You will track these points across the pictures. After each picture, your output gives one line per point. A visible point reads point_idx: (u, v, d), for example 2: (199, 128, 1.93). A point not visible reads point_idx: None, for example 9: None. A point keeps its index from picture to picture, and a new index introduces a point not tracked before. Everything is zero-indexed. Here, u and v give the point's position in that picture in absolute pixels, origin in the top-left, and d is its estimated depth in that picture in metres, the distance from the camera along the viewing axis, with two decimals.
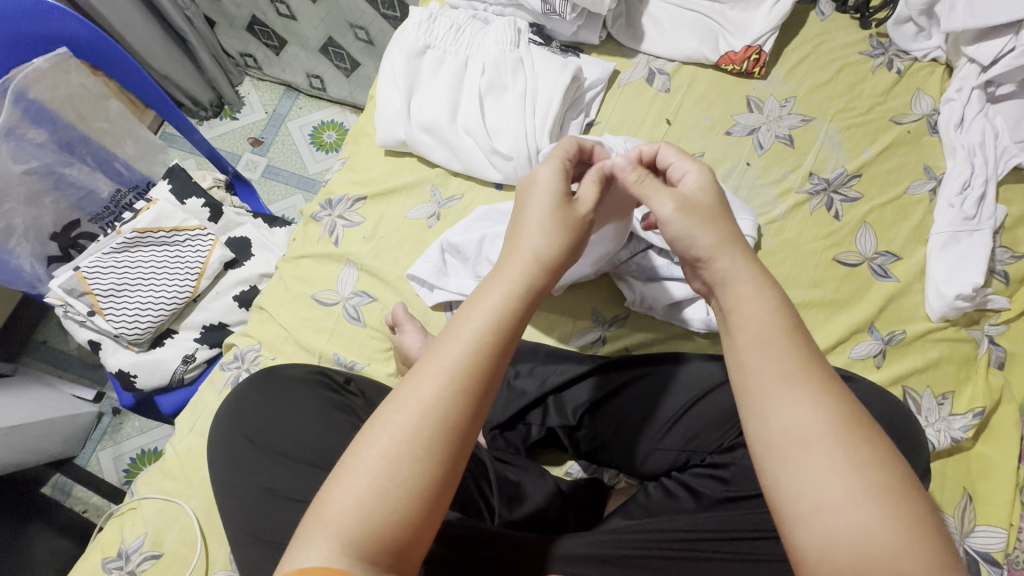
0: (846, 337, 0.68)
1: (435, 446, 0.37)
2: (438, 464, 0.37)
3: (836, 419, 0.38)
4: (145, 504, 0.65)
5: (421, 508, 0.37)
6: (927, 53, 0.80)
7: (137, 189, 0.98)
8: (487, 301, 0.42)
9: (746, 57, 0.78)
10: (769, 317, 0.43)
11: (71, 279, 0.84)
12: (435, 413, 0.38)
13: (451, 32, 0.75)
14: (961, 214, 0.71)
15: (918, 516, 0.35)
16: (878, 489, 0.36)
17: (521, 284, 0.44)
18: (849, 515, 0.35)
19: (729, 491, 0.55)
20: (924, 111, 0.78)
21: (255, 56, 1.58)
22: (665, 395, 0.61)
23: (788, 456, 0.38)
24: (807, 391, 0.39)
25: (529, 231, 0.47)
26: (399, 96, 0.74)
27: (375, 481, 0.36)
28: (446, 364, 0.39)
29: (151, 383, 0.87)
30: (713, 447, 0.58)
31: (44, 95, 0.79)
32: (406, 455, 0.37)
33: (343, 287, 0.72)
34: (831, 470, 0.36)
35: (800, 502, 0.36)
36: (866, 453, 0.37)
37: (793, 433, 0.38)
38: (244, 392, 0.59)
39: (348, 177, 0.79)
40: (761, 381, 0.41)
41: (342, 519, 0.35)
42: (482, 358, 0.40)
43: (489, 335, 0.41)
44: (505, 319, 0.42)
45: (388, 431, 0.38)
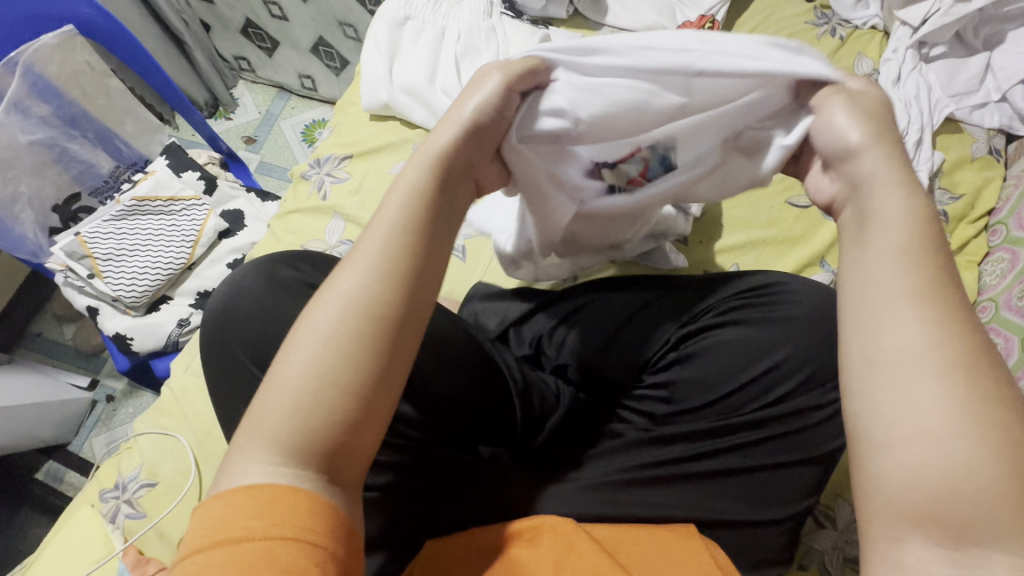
0: (799, 270, 0.74)
1: (364, 341, 0.36)
2: (367, 358, 0.36)
3: (965, 347, 0.31)
4: (141, 439, 0.69)
5: (352, 413, 0.35)
6: (866, 21, 0.88)
7: (134, 166, 1.02)
8: (397, 189, 0.40)
9: (700, 26, 0.85)
10: (912, 221, 0.35)
11: (73, 243, 0.89)
12: (362, 306, 0.36)
13: (429, 5, 0.82)
14: None
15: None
16: (987, 426, 0.29)
17: (432, 171, 0.41)
18: (937, 447, 0.29)
19: (670, 410, 0.55)
20: (866, 71, 0.86)
21: (248, 58, 1.66)
22: (598, 321, 0.61)
23: (882, 381, 0.32)
24: (934, 311, 0.32)
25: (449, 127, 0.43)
26: (381, 62, 0.80)
27: (307, 374, 0.35)
28: (366, 255, 0.38)
29: (146, 345, 0.90)
30: (646, 367, 0.58)
31: (51, 71, 0.85)
32: (333, 351, 0.35)
33: (330, 237, 0.77)
34: (927, 394, 0.30)
35: (878, 425, 0.31)
36: (983, 389, 0.30)
37: (889, 354, 0.32)
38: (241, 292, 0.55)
39: (335, 141, 0.85)
40: (881, 293, 0.34)
41: (274, 428, 0.34)
42: (406, 247, 0.38)
43: (400, 227, 0.39)
44: (422, 204, 0.40)
45: (312, 330, 0.36)
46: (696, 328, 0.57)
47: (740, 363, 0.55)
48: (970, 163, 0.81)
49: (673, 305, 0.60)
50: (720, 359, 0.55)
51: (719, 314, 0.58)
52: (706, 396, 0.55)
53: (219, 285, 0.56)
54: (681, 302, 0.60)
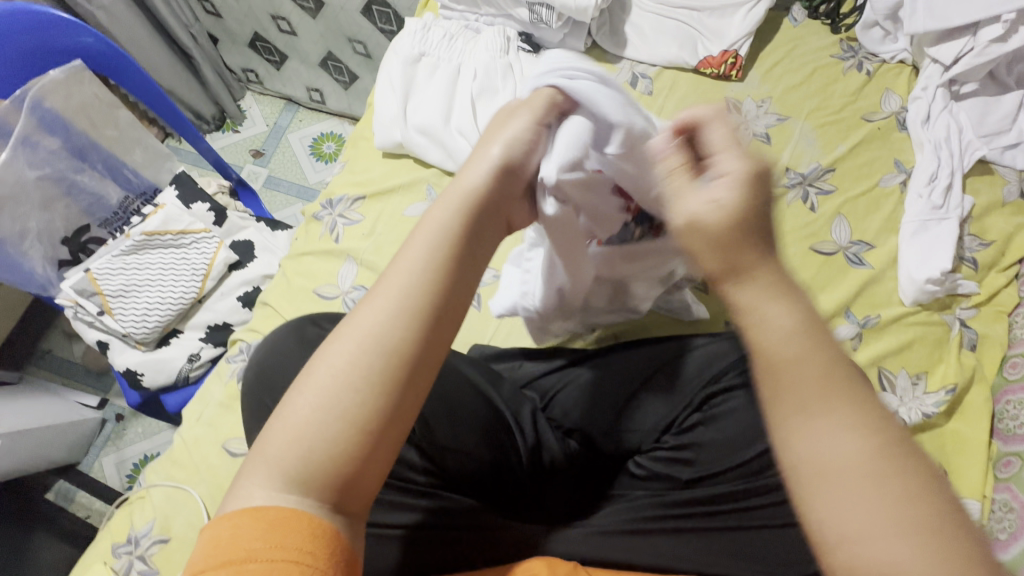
0: (823, 321, 0.72)
1: (374, 377, 0.38)
2: (381, 396, 0.38)
3: (874, 445, 0.32)
4: (154, 491, 0.68)
5: (365, 447, 0.37)
6: (895, 55, 0.85)
7: (144, 196, 1.00)
8: (424, 229, 0.43)
9: (723, 61, 0.83)
10: (799, 325, 0.35)
11: (82, 281, 0.87)
12: (375, 336, 0.39)
13: (444, 41, 0.80)
14: (929, 203, 0.75)
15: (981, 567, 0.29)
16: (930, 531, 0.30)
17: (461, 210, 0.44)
18: (900, 562, 0.29)
19: (694, 472, 0.57)
20: (893, 109, 0.83)
21: (256, 70, 1.64)
22: (621, 373, 0.65)
23: (831, 495, 0.32)
24: (841, 414, 0.33)
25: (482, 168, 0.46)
26: (395, 100, 0.78)
27: (317, 401, 0.37)
28: (382, 291, 0.41)
29: (157, 381, 0.90)
30: (666, 426, 0.61)
31: (58, 104, 0.83)
32: (347, 385, 0.38)
33: (343, 282, 0.75)
34: (876, 501, 0.31)
35: (841, 542, 0.31)
36: (914, 489, 0.31)
37: (825, 459, 0.33)
38: (274, 345, 0.57)
39: (347, 179, 0.83)
40: (799, 398, 0.34)
41: (281, 456, 0.36)
42: (429, 280, 0.41)
43: (426, 262, 0.42)
44: (452, 238, 0.43)
45: (325, 362, 0.39)
46: (716, 389, 0.60)
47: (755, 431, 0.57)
48: (1001, 208, 0.78)
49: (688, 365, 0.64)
50: (743, 423, 0.58)
51: (738, 376, 0.60)
52: (728, 457, 0.57)
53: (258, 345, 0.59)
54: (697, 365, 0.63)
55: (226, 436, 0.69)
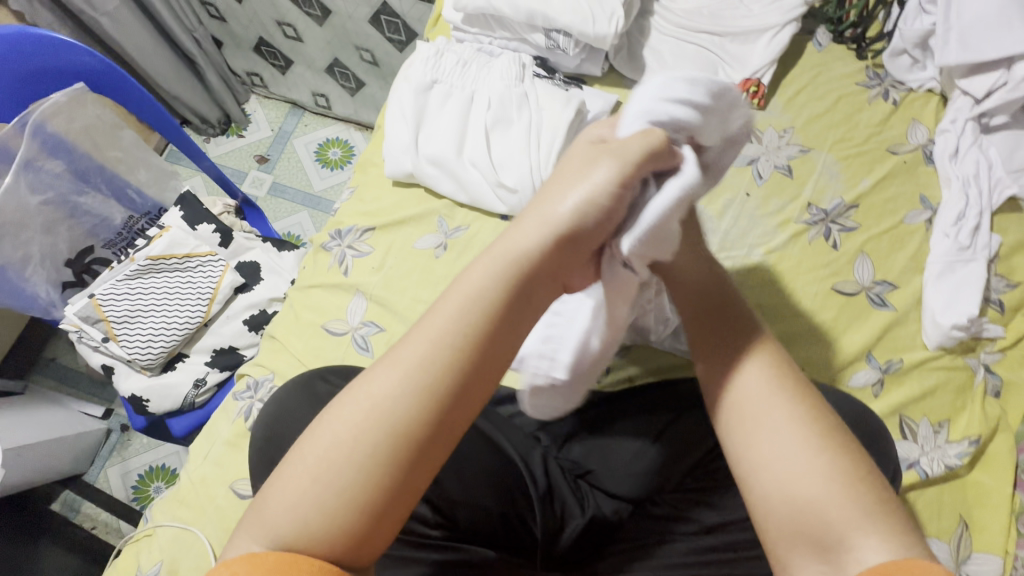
0: (845, 365, 0.70)
1: (383, 454, 0.38)
2: (389, 473, 0.37)
3: (772, 378, 0.46)
4: (161, 531, 0.67)
5: (365, 521, 0.37)
6: (922, 83, 0.83)
7: (149, 215, 0.99)
8: (455, 295, 0.42)
9: (744, 89, 0.80)
10: (711, 289, 0.54)
11: (87, 307, 0.86)
12: (383, 410, 0.38)
13: (457, 67, 0.78)
14: (956, 244, 0.73)
15: (850, 468, 0.40)
16: (815, 443, 0.41)
17: (509, 271, 0.42)
18: (788, 467, 0.41)
19: (718, 517, 0.56)
20: (920, 141, 0.80)
21: (261, 75, 1.60)
22: (642, 418, 0.63)
23: (745, 425, 0.44)
24: (750, 359, 0.47)
25: (540, 220, 0.44)
26: (406, 130, 0.76)
27: (317, 468, 0.37)
28: (403, 359, 0.40)
29: (163, 407, 0.89)
30: (692, 467, 0.59)
31: (61, 128, 0.81)
32: (347, 463, 0.37)
33: (352, 317, 0.74)
34: (774, 427, 0.43)
35: (749, 458, 0.43)
36: (804, 416, 0.43)
37: (740, 397, 0.46)
38: (283, 402, 0.59)
39: (356, 208, 0.81)
40: (718, 349, 0.50)
41: (277, 519, 0.36)
42: (443, 355, 0.40)
43: (450, 334, 0.40)
44: (480, 311, 0.41)
45: (332, 429, 0.38)
46: None
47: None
48: None
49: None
50: None
51: None
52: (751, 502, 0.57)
53: (272, 395, 0.61)
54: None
55: (233, 476, 0.68)
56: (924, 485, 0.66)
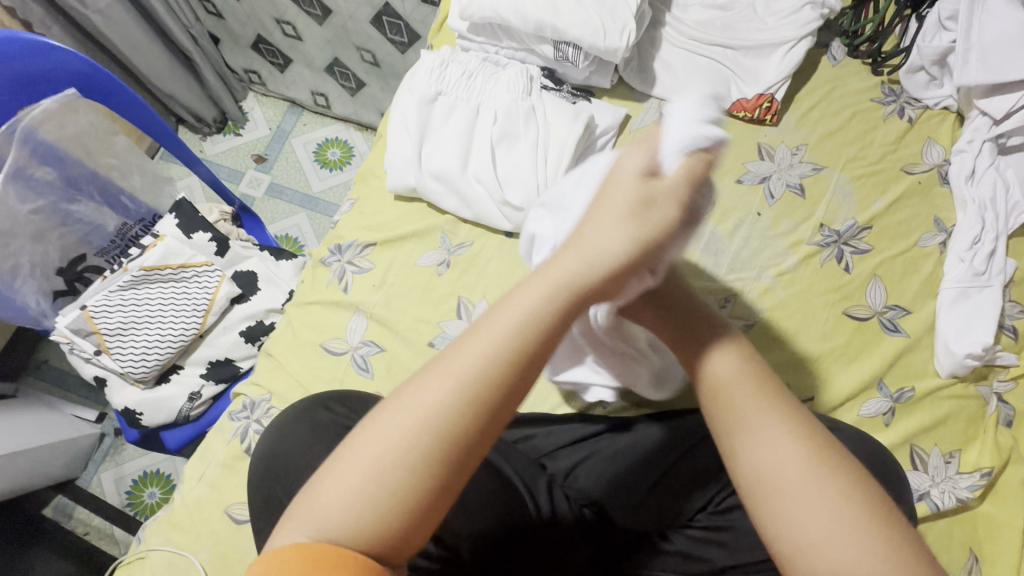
0: (856, 393, 0.68)
1: (432, 458, 0.36)
2: (439, 476, 0.36)
3: (811, 451, 0.42)
4: (153, 555, 0.66)
5: (414, 517, 0.36)
6: (939, 101, 0.81)
7: (143, 222, 0.97)
8: (512, 306, 0.39)
9: (758, 105, 0.78)
10: (732, 364, 0.48)
11: (78, 319, 0.84)
12: (435, 418, 0.37)
13: (463, 79, 0.75)
14: (971, 269, 0.71)
15: (890, 536, 0.39)
16: (854, 517, 0.39)
17: (563, 293, 0.39)
18: (830, 553, 0.39)
19: (729, 558, 0.55)
20: (935, 161, 0.79)
21: (259, 72, 1.57)
22: (651, 451, 0.60)
23: (782, 511, 0.41)
24: (786, 429, 0.43)
25: (587, 245, 0.39)
26: (410, 144, 0.74)
27: (369, 470, 0.36)
28: (457, 366, 0.38)
29: (156, 421, 0.87)
30: (702, 506, 0.58)
31: (52, 134, 0.79)
32: (400, 463, 0.36)
33: (352, 336, 0.72)
34: (809, 505, 0.40)
35: (795, 539, 0.40)
36: (840, 486, 0.40)
37: (771, 470, 0.42)
38: (283, 431, 0.57)
39: (357, 221, 0.79)
40: (750, 421, 0.44)
41: (329, 512, 0.35)
42: (497, 367, 0.37)
43: (500, 351, 0.38)
44: (532, 329, 0.38)
45: (380, 433, 0.37)
46: None
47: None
48: None
49: None
50: None
51: None
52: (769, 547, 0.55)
53: (273, 421, 0.59)
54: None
55: (229, 499, 0.67)
56: (934, 518, 0.64)
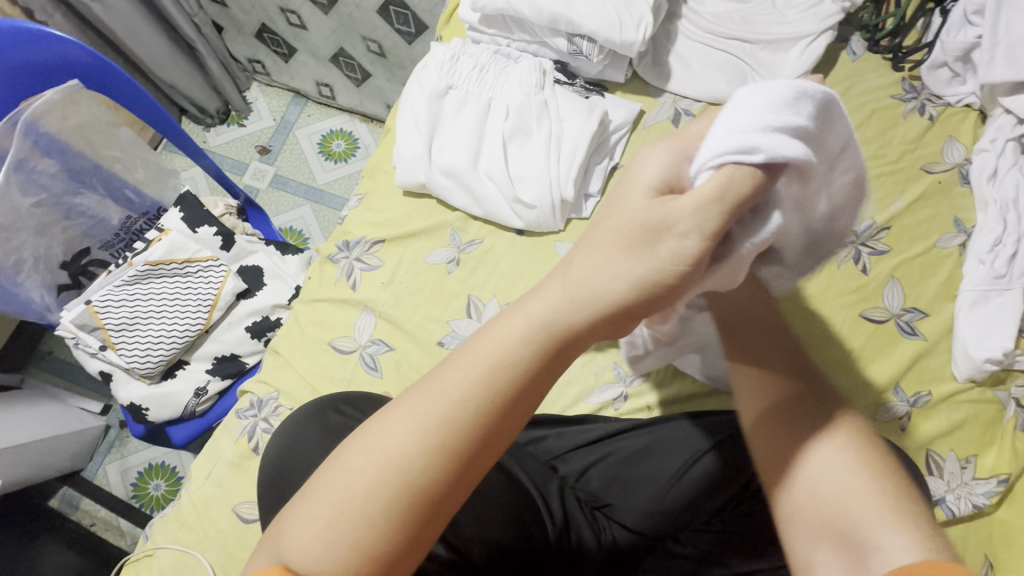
0: (871, 397, 0.67)
1: (395, 515, 0.33)
2: (394, 532, 0.33)
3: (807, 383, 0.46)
4: (161, 553, 0.65)
5: (374, 571, 0.33)
6: (961, 98, 0.79)
7: (148, 215, 0.95)
8: (487, 344, 0.36)
9: None
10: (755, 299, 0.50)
11: (83, 314, 0.84)
12: (397, 468, 0.33)
13: (474, 72, 0.74)
14: (991, 272, 0.70)
15: (879, 469, 0.40)
16: (840, 447, 0.41)
17: (543, 332, 0.35)
18: (815, 475, 0.41)
19: (746, 563, 0.54)
20: (956, 160, 0.77)
21: (263, 62, 1.54)
22: (662, 454, 0.59)
23: (775, 438, 0.44)
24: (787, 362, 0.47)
25: (578, 281, 0.35)
26: (420, 139, 0.72)
27: (330, 521, 0.33)
28: (420, 412, 0.34)
29: (163, 416, 0.86)
30: (718, 509, 0.56)
31: (54, 126, 0.77)
32: (359, 516, 0.33)
33: (360, 335, 0.71)
34: (801, 436, 0.43)
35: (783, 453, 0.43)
36: (832, 424, 0.43)
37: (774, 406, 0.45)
38: (294, 433, 0.56)
39: (366, 217, 0.77)
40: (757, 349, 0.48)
41: (298, 552, 0.33)
42: (463, 416, 0.34)
43: (475, 394, 0.35)
44: (507, 370, 0.35)
45: (338, 485, 0.34)
46: None
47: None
48: None
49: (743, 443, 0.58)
50: None
51: None
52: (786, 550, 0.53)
53: (282, 423, 0.59)
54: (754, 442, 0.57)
55: (237, 498, 0.66)
56: (949, 524, 0.63)
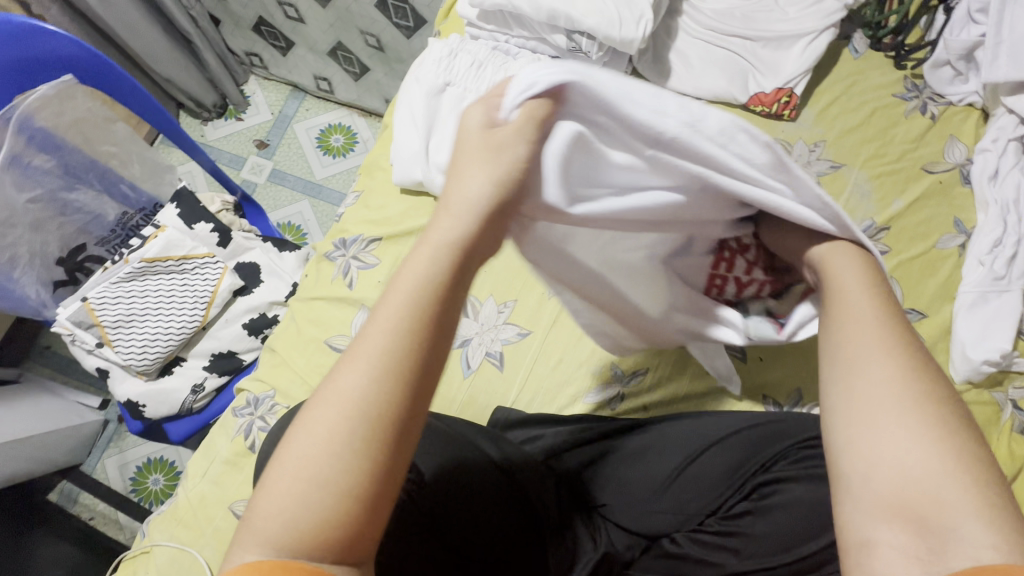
0: None
1: (361, 446, 0.30)
2: (372, 458, 0.31)
3: (905, 361, 0.35)
4: (157, 550, 0.65)
5: (355, 508, 0.30)
6: (963, 97, 0.79)
7: (144, 211, 0.95)
8: (409, 268, 0.33)
9: (776, 99, 0.76)
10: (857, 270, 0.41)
11: (79, 311, 0.83)
12: (357, 404, 0.31)
13: (472, 69, 0.73)
14: (991, 273, 0.70)
15: (982, 463, 0.32)
16: (938, 430, 0.32)
17: (448, 250, 0.33)
18: (889, 452, 0.33)
19: (739, 564, 0.52)
20: (957, 160, 0.77)
21: (261, 55, 1.53)
22: (658, 454, 0.59)
23: (854, 407, 0.35)
24: (876, 332, 0.37)
25: (457, 202, 0.34)
26: (417, 136, 0.72)
27: (297, 483, 0.30)
28: (365, 347, 0.32)
29: (160, 413, 0.86)
30: (711, 510, 0.55)
31: (49, 121, 0.77)
32: (329, 451, 0.30)
33: (357, 334, 0.70)
34: (885, 407, 0.34)
35: (849, 432, 0.35)
36: (933, 400, 0.34)
37: (856, 367, 0.36)
38: None
39: (363, 215, 0.77)
40: (838, 320, 0.39)
41: (266, 526, 0.30)
42: (411, 337, 0.32)
43: (414, 311, 0.32)
44: (437, 296, 0.33)
45: (295, 449, 0.31)
46: (769, 478, 0.55)
47: (813, 523, 0.51)
48: None
49: (743, 446, 0.57)
50: (801, 517, 0.52)
51: (793, 463, 0.55)
52: (782, 553, 0.52)
53: (277, 421, 0.59)
54: (751, 442, 0.57)
55: (234, 496, 0.66)
56: None
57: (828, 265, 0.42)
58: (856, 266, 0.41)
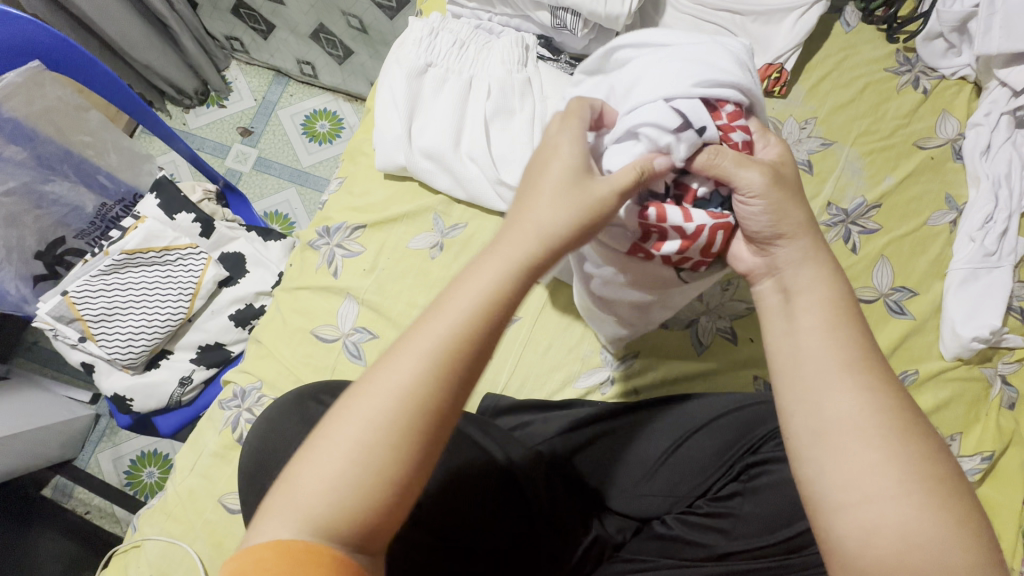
0: None
1: (413, 434, 0.36)
2: (416, 449, 0.36)
3: (890, 410, 0.39)
4: (148, 544, 0.65)
5: (396, 493, 0.36)
6: (956, 71, 0.77)
7: (123, 202, 0.93)
8: (473, 280, 0.40)
9: (766, 76, 0.75)
10: (829, 301, 0.44)
11: (59, 305, 0.82)
12: (416, 397, 0.36)
13: (454, 49, 0.71)
14: (982, 249, 0.69)
15: (966, 507, 0.36)
16: (926, 481, 0.37)
17: (519, 269, 0.41)
18: (888, 510, 0.36)
19: (729, 544, 0.52)
20: (950, 135, 0.76)
21: (241, 39, 1.48)
22: (648, 438, 0.59)
23: (849, 460, 0.39)
24: (856, 380, 0.40)
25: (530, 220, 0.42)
26: (399, 119, 0.70)
27: (346, 468, 0.35)
28: (422, 346, 0.38)
29: (148, 406, 0.85)
30: (701, 492, 0.55)
31: (19, 110, 0.74)
32: (382, 441, 0.36)
33: (343, 323, 0.69)
34: (879, 461, 0.38)
35: (851, 491, 0.38)
36: (921, 449, 0.38)
37: (845, 421, 0.40)
38: (274, 423, 0.55)
39: (346, 202, 0.75)
40: (816, 367, 0.42)
41: (309, 505, 0.34)
42: (465, 341, 0.38)
43: (463, 323, 0.39)
44: (493, 304, 0.40)
45: (344, 432, 0.36)
46: (756, 459, 0.55)
47: (801, 500, 0.52)
48: None
49: (733, 427, 0.56)
50: (786, 496, 0.52)
51: (778, 445, 0.55)
52: (770, 533, 0.51)
53: (264, 410, 0.58)
54: (740, 423, 0.57)
55: (224, 489, 0.66)
56: None
57: (807, 283, 0.45)
58: (824, 281, 0.45)
